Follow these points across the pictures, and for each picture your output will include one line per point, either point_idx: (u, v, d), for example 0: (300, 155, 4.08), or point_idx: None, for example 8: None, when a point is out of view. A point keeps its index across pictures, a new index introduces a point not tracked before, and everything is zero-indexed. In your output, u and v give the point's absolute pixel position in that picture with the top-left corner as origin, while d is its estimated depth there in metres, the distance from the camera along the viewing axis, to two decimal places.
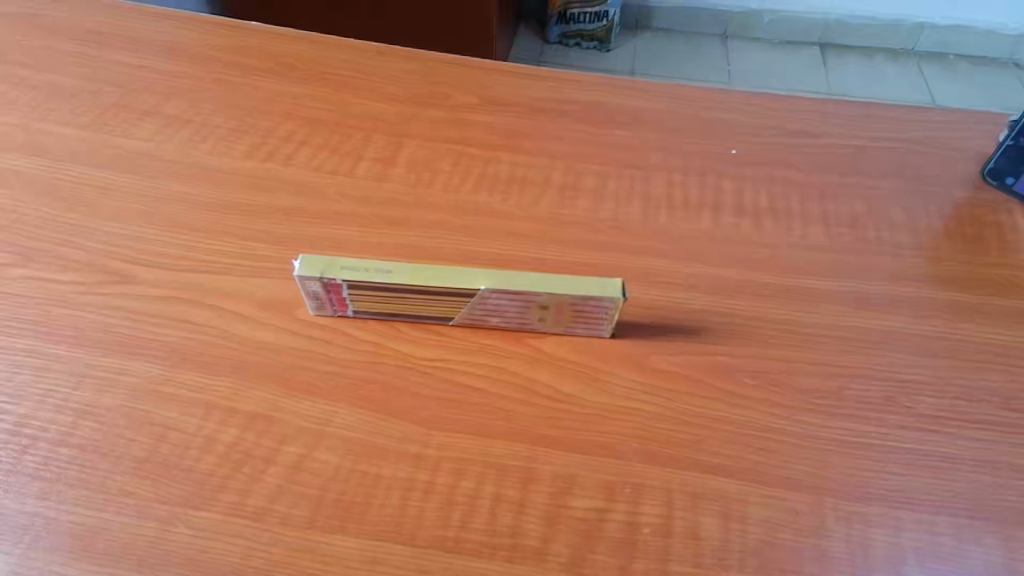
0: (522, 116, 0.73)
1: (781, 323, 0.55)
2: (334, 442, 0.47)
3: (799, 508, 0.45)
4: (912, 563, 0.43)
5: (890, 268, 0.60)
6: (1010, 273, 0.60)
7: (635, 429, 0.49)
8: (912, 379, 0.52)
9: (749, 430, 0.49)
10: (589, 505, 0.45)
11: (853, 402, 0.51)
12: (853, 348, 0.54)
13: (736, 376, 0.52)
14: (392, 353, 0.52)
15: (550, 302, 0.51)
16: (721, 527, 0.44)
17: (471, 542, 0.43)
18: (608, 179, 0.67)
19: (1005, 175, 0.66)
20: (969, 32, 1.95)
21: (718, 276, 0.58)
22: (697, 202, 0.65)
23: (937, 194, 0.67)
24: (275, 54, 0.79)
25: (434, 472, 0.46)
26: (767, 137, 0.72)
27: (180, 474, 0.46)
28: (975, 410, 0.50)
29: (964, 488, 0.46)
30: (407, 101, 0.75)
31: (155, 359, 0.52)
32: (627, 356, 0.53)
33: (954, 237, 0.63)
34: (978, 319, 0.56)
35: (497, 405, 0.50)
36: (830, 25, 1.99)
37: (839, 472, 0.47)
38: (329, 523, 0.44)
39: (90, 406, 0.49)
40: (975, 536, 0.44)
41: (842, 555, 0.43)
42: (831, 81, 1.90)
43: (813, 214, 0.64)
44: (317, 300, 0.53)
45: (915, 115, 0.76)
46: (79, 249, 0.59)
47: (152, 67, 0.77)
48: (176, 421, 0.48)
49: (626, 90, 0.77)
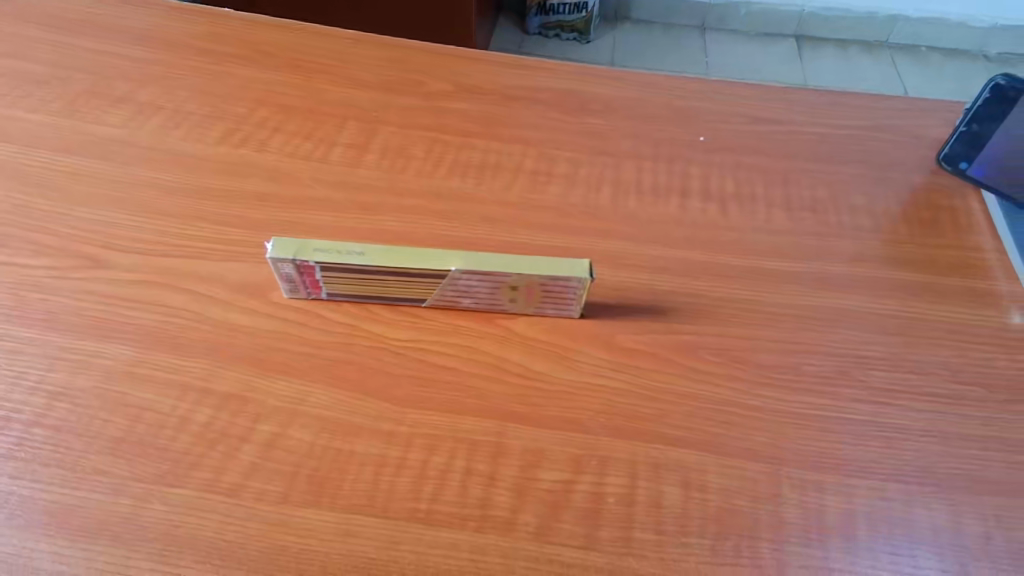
0: (496, 104, 0.74)
1: (743, 302, 0.57)
2: (308, 421, 0.48)
3: (758, 477, 0.47)
4: (863, 527, 0.45)
5: (849, 250, 0.62)
6: (962, 255, 0.62)
7: (601, 405, 0.50)
8: (867, 355, 0.54)
9: (711, 404, 0.51)
10: (557, 477, 0.47)
11: (811, 377, 0.53)
12: (812, 326, 0.56)
13: (699, 353, 0.54)
14: (366, 334, 0.54)
15: (519, 283, 0.52)
16: (682, 496, 0.46)
17: (442, 514, 0.45)
18: (579, 165, 0.68)
19: (958, 161, 0.68)
20: (941, 24, 1.99)
21: (684, 258, 0.60)
22: (665, 187, 0.67)
23: (896, 179, 0.69)
24: (247, 42, 0.79)
25: (406, 448, 0.47)
26: (734, 124, 0.74)
27: (154, 452, 0.47)
28: (925, 383, 0.53)
29: (913, 456, 0.49)
30: (381, 88, 0.75)
31: (129, 342, 0.52)
32: (596, 335, 0.55)
33: (912, 221, 0.65)
34: (931, 298, 0.59)
35: (469, 383, 0.51)
36: (805, 18, 2.02)
37: (795, 442, 0.49)
38: (304, 498, 0.45)
39: (64, 388, 0.49)
40: (923, 501, 0.47)
41: (796, 521, 0.45)
42: (806, 74, 1.94)
43: (776, 199, 0.66)
44: (291, 282, 0.54)
45: (878, 103, 0.78)
46: (51, 234, 0.59)
47: (123, 54, 0.77)
48: (151, 401, 0.49)
49: (598, 78, 0.79)
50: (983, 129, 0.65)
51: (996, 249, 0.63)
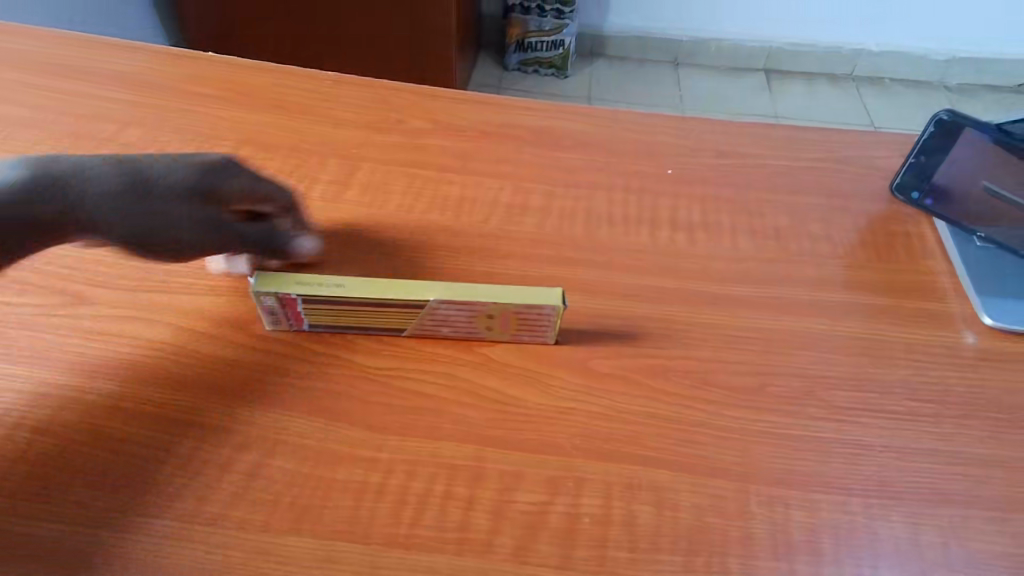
0: (473, 140, 0.77)
1: (711, 326, 0.60)
2: (290, 449, 0.50)
3: (726, 494, 0.49)
4: (827, 542, 0.47)
5: (810, 274, 0.65)
6: (916, 278, 0.66)
7: (576, 427, 0.52)
8: (828, 375, 0.57)
9: (681, 424, 0.53)
10: (534, 499, 0.48)
11: (776, 397, 0.55)
12: (777, 349, 0.59)
13: (669, 376, 0.56)
14: (347, 363, 0.55)
15: (495, 311, 0.55)
16: (655, 514, 0.48)
17: (422, 537, 0.46)
18: (551, 198, 0.71)
19: (910, 190, 0.71)
20: (902, 57, 2.08)
21: (653, 286, 0.63)
22: (635, 218, 0.70)
23: (854, 206, 0.73)
24: (230, 83, 0.82)
25: (387, 474, 0.49)
26: (701, 156, 0.77)
27: (135, 483, 0.47)
28: (884, 401, 0.55)
29: (874, 471, 0.51)
30: (361, 126, 0.78)
31: (111, 376, 0.53)
32: (570, 360, 0.57)
33: (868, 246, 0.68)
34: (888, 319, 0.62)
35: (447, 409, 0.53)
36: (774, 53, 2.10)
37: (762, 460, 0.51)
38: (285, 525, 0.46)
39: (46, 422, 0.50)
40: (885, 514, 0.49)
41: (763, 536, 0.47)
42: (777, 108, 2.01)
43: (740, 227, 0.69)
44: (273, 315, 0.56)
45: (837, 134, 0.82)
46: (34, 272, 0.60)
47: (110, 98, 0.79)
48: (134, 434, 0.50)
49: (571, 114, 0.82)
50: (930, 159, 0.68)
51: (948, 272, 0.67)
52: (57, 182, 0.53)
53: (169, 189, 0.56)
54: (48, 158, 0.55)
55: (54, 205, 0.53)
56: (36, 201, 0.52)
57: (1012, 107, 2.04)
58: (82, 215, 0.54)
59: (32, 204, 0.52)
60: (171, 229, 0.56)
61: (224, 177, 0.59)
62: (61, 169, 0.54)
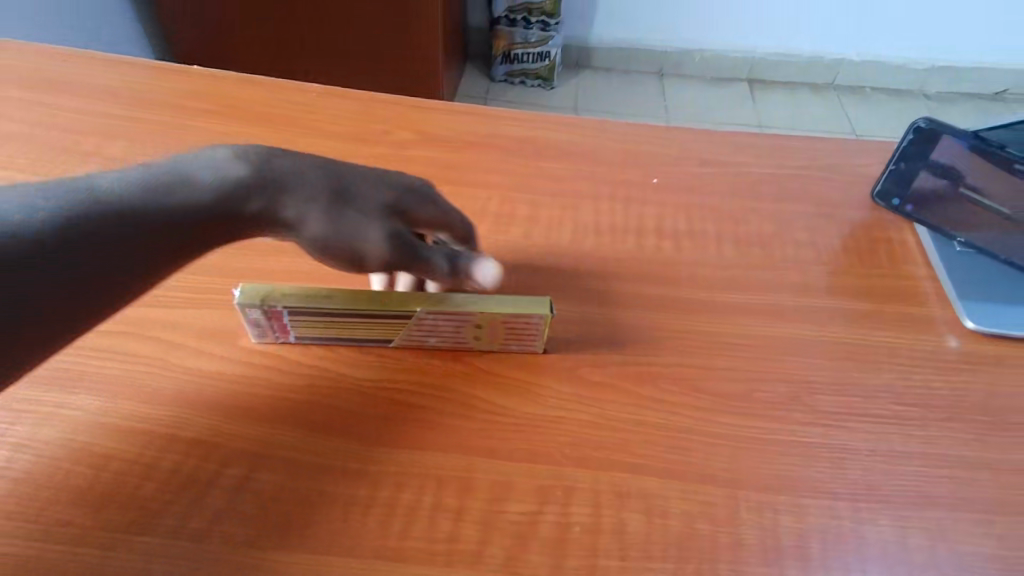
0: (459, 151, 0.78)
1: (699, 333, 0.60)
2: (276, 463, 0.49)
3: (716, 501, 0.49)
4: (816, 547, 0.47)
5: (795, 281, 0.66)
6: (898, 283, 0.67)
7: (565, 436, 0.52)
8: (814, 380, 0.57)
9: (670, 431, 0.53)
10: (523, 508, 0.48)
11: (763, 403, 0.55)
12: (763, 354, 0.59)
13: (657, 383, 0.56)
14: (333, 375, 0.55)
15: (483, 321, 0.55)
16: (644, 522, 0.48)
17: (411, 550, 0.45)
18: (538, 208, 0.71)
19: (892, 197, 0.72)
20: (882, 67, 2.12)
21: (640, 293, 0.63)
22: (622, 226, 0.70)
23: (837, 213, 0.73)
24: (215, 96, 0.82)
25: (375, 486, 0.48)
26: (686, 165, 0.78)
27: (118, 502, 0.47)
28: (869, 405, 0.56)
29: (861, 475, 0.51)
30: (347, 138, 0.78)
31: (94, 392, 0.52)
32: (558, 369, 0.57)
33: (851, 252, 0.69)
34: (873, 324, 0.62)
35: (435, 420, 0.52)
36: (757, 63, 2.13)
37: (751, 465, 0.51)
38: (272, 540, 0.45)
39: (27, 440, 0.50)
40: (872, 518, 0.49)
41: (752, 542, 0.47)
42: (761, 117, 2.04)
43: (726, 234, 0.70)
44: (259, 327, 0.55)
45: (819, 142, 0.83)
46: None
47: (94, 112, 0.79)
48: (118, 450, 0.49)
49: (557, 124, 0.83)
50: (910, 167, 0.68)
51: (929, 276, 0.68)
52: (274, 179, 0.52)
53: (384, 202, 0.55)
54: (283, 150, 0.55)
55: (265, 201, 0.51)
56: (240, 196, 0.50)
57: (990, 115, 2.08)
58: (300, 211, 0.52)
59: (238, 196, 0.50)
60: (371, 237, 0.53)
61: (423, 202, 0.57)
62: (293, 166, 0.53)
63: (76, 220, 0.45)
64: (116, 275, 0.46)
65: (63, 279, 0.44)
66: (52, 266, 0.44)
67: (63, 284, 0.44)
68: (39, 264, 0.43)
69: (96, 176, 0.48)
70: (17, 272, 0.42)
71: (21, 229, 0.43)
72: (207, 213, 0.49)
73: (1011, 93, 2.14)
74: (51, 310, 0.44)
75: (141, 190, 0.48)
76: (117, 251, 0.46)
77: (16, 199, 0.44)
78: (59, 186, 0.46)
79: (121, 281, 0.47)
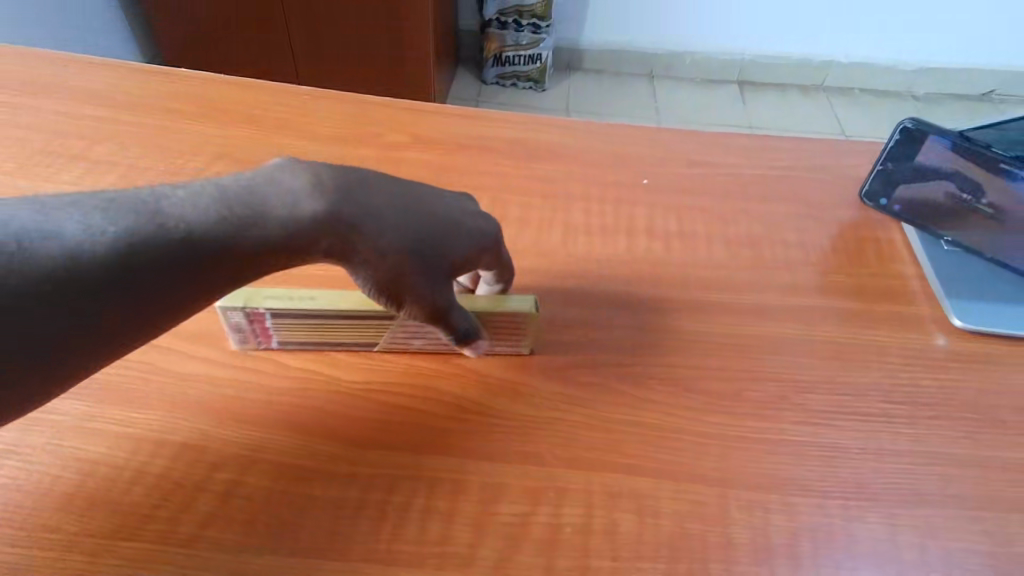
0: (450, 152, 0.78)
1: (690, 334, 0.60)
2: (266, 467, 0.49)
3: (707, 500, 0.49)
4: (807, 545, 0.47)
5: (785, 281, 0.66)
6: (887, 282, 0.67)
7: (556, 437, 0.52)
8: (803, 379, 0.58)
9: (662, 432, 0.53)
10: (515, 510, 0.48)
11: (753, 402, 0.56)
12: (753, 354, 0.59)
13: (648, 384, 0.56)
14: (323, 379, 0.55)
15: None
16: (636, 522, 0.48)
17: (403, 553, 0.45)
18: (528, 210, 0.71)
19: (879, 197, 0.73)
20: (871, 68, 2.13)
21: (631, 294, 0.63)
22: (612, 227, 0.70)
23: (826, 213, 0.74)
24: (204, 99, 0.81)
25: (366, 489, 0.48)
26: (676, 166, 0.78)
27: (105, 507, 0.46)
28: (859, 404, 0.56)
29: (850, 473, 0.52)
30: (337, 140, 0.78)
31: (81, 396, 0.52)
32: (549, 370, 0.57)
33: (840, 252, 0.70)
34: (862, 324, 0.63)
35: (426, 422, 0.52)
36: (746, 65, 2.14)
37: (741, 464, 0.52)
38: (261, 544, 0.45)
39: (13, 445, 0.49)
40: (862, 516, 0.49)
41: (743, 541, 0.47)
42: (751, 118, 2.05)
43: (716, 235, 0.70)
44: (241, 331, 0.55)
45: (808, 143, 0.84)
46: None
47: (81, 114, 0.78)
48: (106, 455, 0.49)
49: (548, 125, 0.83)
50: (896, 168, 0.69)
51: (918, 276, 0.68)
52: (352, 216, 0.49)
53: (455, 253, 0.53)
54: (364, 177, 0.52)
55: (336, 239, 0.48)
56: (312, 233, 0.48)
57: (977, 116, 2.10)
58: (369, 253, 0.49)
59: (310, 231, 0.48)
60: (433, 290, 0.51)
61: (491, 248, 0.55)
62: (370, 202, 0.50)
63: (140, 245, 0.43)
64: (177, 292, 0.45)
65: (121, 303, 0.43)
66: (112, 292, 0.42)
67: (117, 308, 0.43)
68: (102, 289, 0.42)
69: (162, 195, 0.46)
70: (80, 298, 0.41)
71: (84, 253, 0.41)
72: (274, 245, 0.47)
73: (998, 94, 2.16)
74: (106, 329, 0.43)
75: (207, 215, 0.46)
76: (177, 278, 0.44)
77: (80, 218, 0.42)
78: (126, 204, 0.44)
79: (178, 302, 0.45)
